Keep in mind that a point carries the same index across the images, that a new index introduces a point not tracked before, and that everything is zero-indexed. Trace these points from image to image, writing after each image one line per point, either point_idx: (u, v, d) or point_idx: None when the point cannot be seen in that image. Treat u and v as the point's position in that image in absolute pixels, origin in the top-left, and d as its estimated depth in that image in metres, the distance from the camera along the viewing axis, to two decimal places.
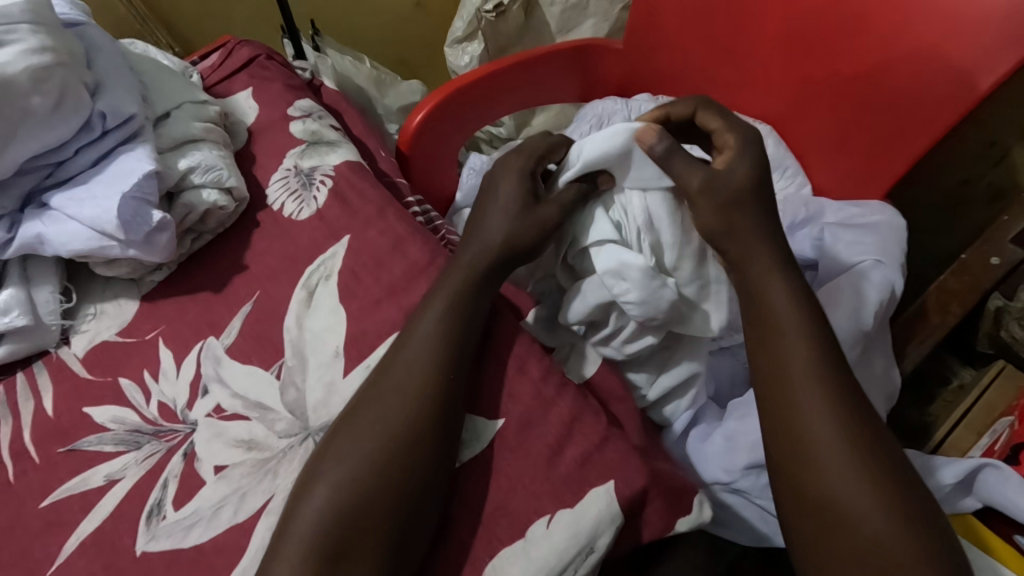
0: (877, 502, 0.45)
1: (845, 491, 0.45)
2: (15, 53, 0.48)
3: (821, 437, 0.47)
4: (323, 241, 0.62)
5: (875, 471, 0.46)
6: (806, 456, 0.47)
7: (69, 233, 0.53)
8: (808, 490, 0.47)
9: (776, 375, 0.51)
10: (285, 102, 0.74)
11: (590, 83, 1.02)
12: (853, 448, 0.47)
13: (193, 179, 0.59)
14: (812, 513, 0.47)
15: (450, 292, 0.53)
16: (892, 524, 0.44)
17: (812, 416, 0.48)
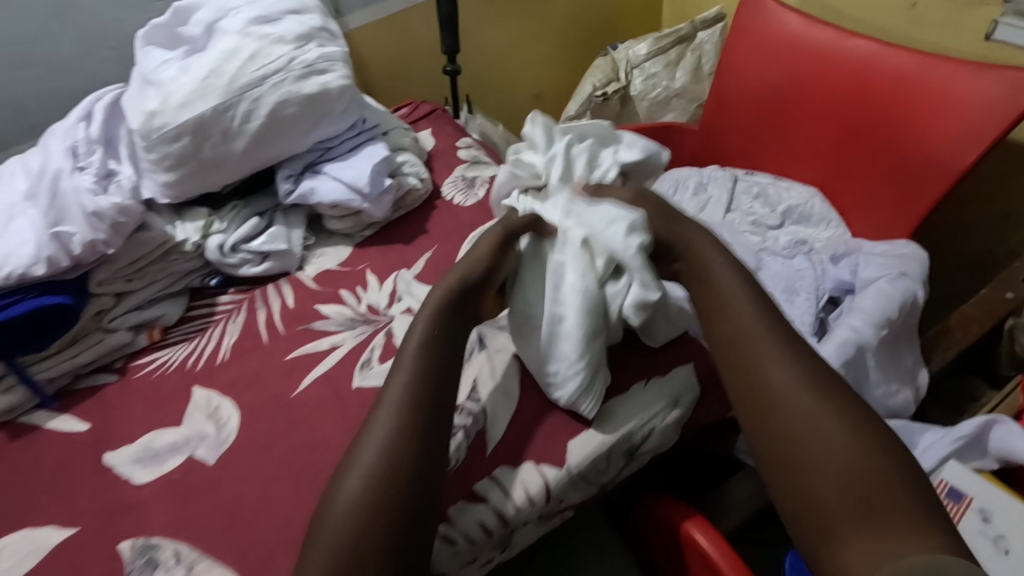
0: (852, 430, 0.54)
1: (818, 428, 0.55)
2: (336, 76, 0.79)
3: (783, 378, 0.58)
4: (483, 217, 0.88)
5: (831, 401, 0.56)
6: (772, 395, 0.58)
7: (333, 188, 0.82)
8: (781, 424, 0.56)
9: (735, 337, 0.62)
10: (455, 138, 1.05)
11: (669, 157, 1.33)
12: (810, 387, 0.57)
13: (404, 169, 0.88)
14: (783, 444, 0.56)
15: None
16: (855, 439, 0.53)
17: (771, 364, 0.60)
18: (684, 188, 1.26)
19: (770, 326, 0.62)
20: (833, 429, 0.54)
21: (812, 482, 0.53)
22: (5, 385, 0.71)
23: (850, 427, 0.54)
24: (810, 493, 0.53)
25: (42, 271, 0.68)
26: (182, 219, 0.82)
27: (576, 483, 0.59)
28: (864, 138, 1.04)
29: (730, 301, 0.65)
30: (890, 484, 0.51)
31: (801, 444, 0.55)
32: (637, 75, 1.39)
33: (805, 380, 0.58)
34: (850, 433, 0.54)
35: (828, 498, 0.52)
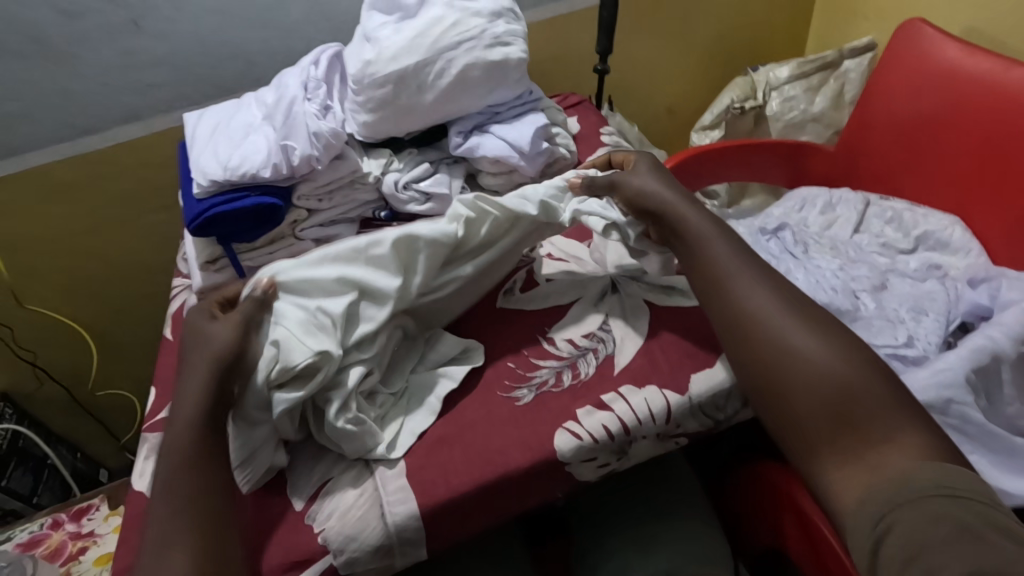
0: (834, 353, 0.58)
1: (804, 354, 0.59)
2: (518, 50, 0.92)
3: (761, 311, 0.62)
4: None
5: (809, 326, 0.61)
6: (755, 323, 0.62)
7: (497, 145, 0.93)
8: (763, 351, 0.61)
9: (715, 277, 0.66)
10: (598, 126, 1.15)
11: (799, 176, 1.35)
12: (790, 314, 0.62)
13: (556, 140, 0.99)
14: (767, 369, 0.60)
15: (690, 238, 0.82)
16: (840, 361, 0.58)
17: (752, 297, 0.64)
18: (809, 207, 1.27)
19: (740, 263, 0.67)
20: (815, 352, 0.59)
21: (802, 400, 0.57)
22: (219, 265, 0.89)
23: (831, 350, 0.59)
24: (798, 411, 0.57)
25: (267, 173, 0.84)
26: (368, 156, 0.97)
27: (695, 411, 0.65)
28: (1003, 173, 1.05)
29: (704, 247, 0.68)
30: (876, 396, 0.56)
31: (788, 368, 0.59)
32: (774, 96, 1.42)
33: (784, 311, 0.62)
34: (831, 356, 0.58)
35: (815, 412, 0.56)
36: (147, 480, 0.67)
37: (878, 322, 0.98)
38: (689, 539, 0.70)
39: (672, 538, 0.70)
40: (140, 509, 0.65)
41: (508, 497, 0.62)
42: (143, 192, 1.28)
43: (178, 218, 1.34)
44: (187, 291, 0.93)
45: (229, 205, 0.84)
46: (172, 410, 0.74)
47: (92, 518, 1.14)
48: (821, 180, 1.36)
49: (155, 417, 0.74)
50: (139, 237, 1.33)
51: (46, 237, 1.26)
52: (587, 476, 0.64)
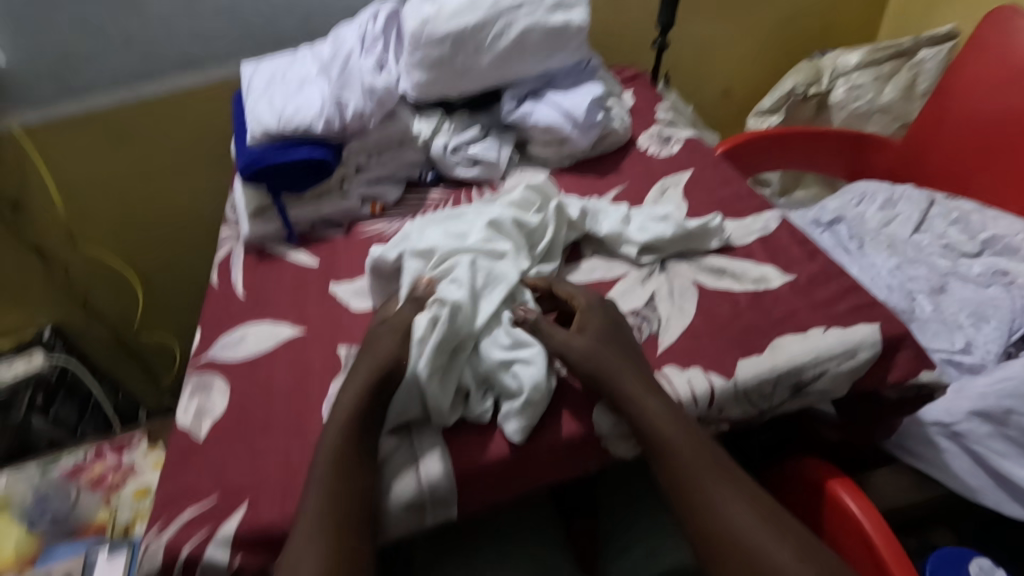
0: (747, 507, 0.54)
1: (721, 501, 0.54)
2: (582, 15, 0.89)
3: (705, 479, 0.55)
4: (675, 168, 0.93)
5: (761, 518, 0.53)
6: (703, 507, 0.54)
7: (550, 113, 0.92)
8: (715, 544, 0.53)
9: (659, 440, 0.57)
10: (653, 102, 1.11)
11: (859, 169, 1.29)
12: (739, 497, 0.54)
13: (612, 112, 0.96)
14: (722, 556, 0.52)
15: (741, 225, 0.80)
16: (751, 518, 0.53)
17: (700, 472, 0.55)
18: (867, 202, 1.21)
19: (683, 425, 0.58)
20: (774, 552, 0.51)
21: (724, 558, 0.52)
22: (267, 216, 0.90)
23: (744, 503, 0.54)
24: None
25: (321, 127, 0.85)
26: (419, 117, 0.96)
27: (739, 397, 0.63)
28: None
29: (642, 403, 0.58)
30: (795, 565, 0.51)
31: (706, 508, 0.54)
32: (840, 83, 1.35)
33: (753, 510, 0.54)
34: (778, 541, 0.52)
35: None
36: (195, 421, 0.68)
37: (934, 325, 0.94)
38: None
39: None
40: (185, 443, 0.66)
41: (543, 467, 0.61)
42: (196, 142, 1.30)
43: (227, 170, 1.36)
44: (233, 240, 0.95)
45: (282, 155, 0.84)
46: (216, 352, 0.76)
47: (132, 452, 1.18)
48: (883, 175, 1.29)
49: (200, 358, 0.76)
50: (188, 187, 1.36)
51: (102, 179, 1.30)
52: (623, 454, 0.63)
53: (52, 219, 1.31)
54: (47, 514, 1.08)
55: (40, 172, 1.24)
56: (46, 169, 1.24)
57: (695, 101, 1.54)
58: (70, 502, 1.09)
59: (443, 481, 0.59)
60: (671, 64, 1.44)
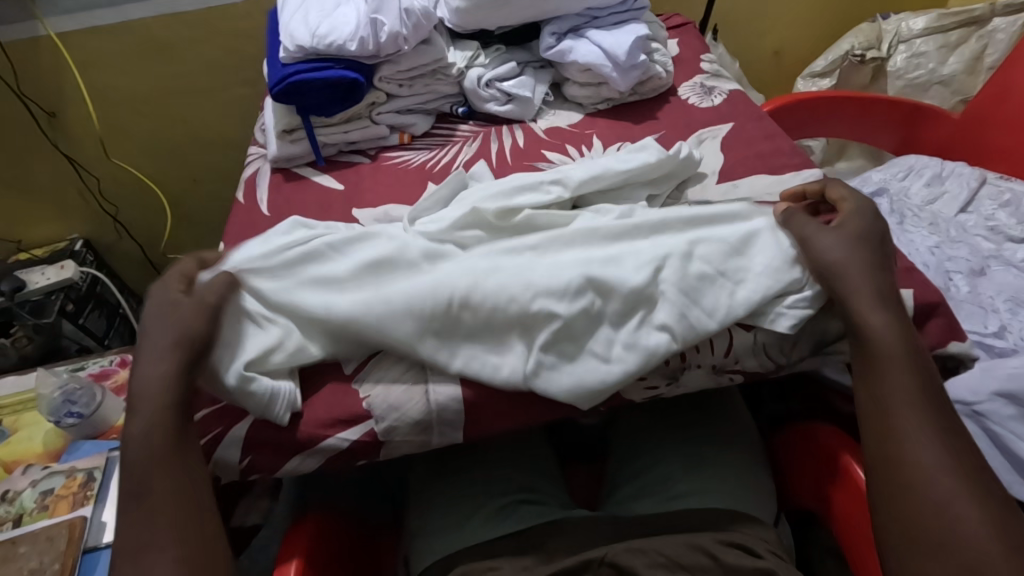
0: (944, 433, 0.51)
1: (915, 417, 0.51)
2: None
3: (904, 389, 0.52)
4: (714, 121, 0.89)
5: (951, 444, 0.50)
6: (893, 432, 0.52)
7: (591, 51, 0.88)
8: (892, 464, 0.51)
9: (884, 360, 0.54)
10: (699, 52, 1.06)
11: (909, 142, 1.23)
12: (943, 434, 0.51)
13: (655, 56, 0.92)
14: (894, 478, 0.50)
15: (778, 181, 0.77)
16: (942, 446, 0.50)
17: (906, 397, 0.52)
18: (914, 177, 1.16)
19: (910, 351, 0.54)
20: (956, 490, 0.48)
21: (902, 463, 0.50)
22: (295, 137, 0.89)
23: (943, 431, 0.51)
24: (911, 549, 0.48)
25: (355, 48, 0.83)
26: (455, 48, 0.93)
27: (757, 349, 0.61)
28: None
29: (871, 319, 0.55)
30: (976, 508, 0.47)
31: (893, 413, 0.52)
32: (901, 50, 1.28)
33: (945, 438, 0.51)
34: (965, 473, 0.49)
35: (913, 518, 0.48)
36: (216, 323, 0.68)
37: (969, 306, 0.90)
38: (734, 480, 0.68)
39: (720, 475, 0.68)
40: None
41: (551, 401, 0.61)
42: (229, 64, 1.29)
43: (259, 95, 1.35)
44: (261, 159, 0.95)
45: (314, 74, 0.83)
46: None
47: None
48: (935, 151, 1.23)
49: None
50: (219, 109, 1.36)
51: (135, 95, 1.30)
52: (633, 397, 0.62)
53: (86, 131, 1.33)
54: (73, 410, 1.09)
55: (75, 82, 1.25)
56: (81, 79, 1.25)
57: (742, 60, 1.47)
58: (95, 402, 1.11)
59: (450, 403, 0.59)
60: (722, 17, 1.37)
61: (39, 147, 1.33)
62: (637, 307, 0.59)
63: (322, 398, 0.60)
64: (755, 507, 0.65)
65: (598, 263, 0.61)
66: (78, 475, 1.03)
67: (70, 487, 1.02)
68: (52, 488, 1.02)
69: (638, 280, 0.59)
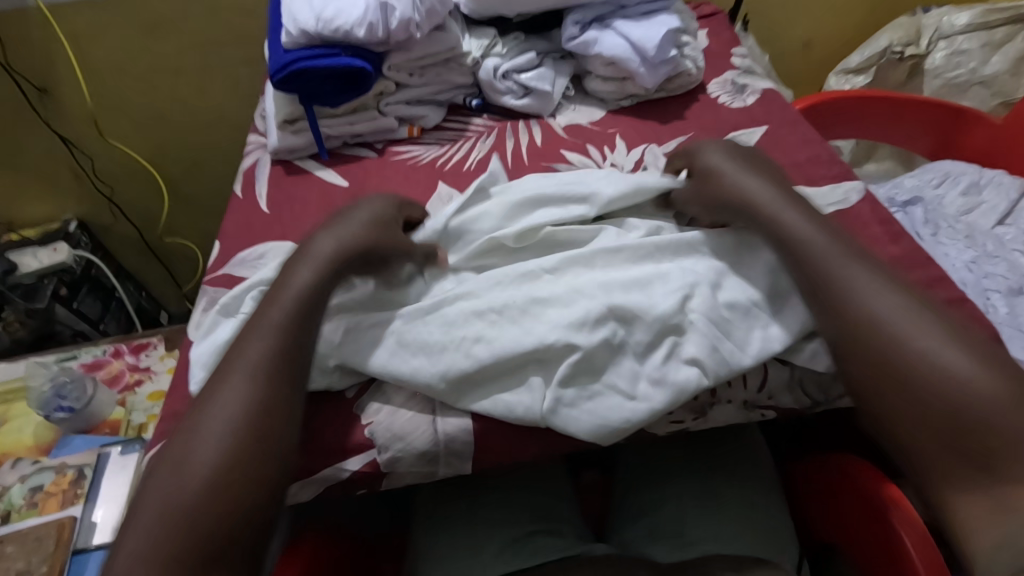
0: (908, 309, 0.50)
1: (872, 303, 0.50)
2: None
3: (853, 276, 0.52)
4: (747, 123, 0.83)
5: (918, 312, 0.49)
6: (859, 335, 0.50)
7: (617, 43, 0.81)
8: (876, 365, 0.48)
9: (822, 267, 0.53)
10: (729, 45, 0.99)
11: (944, 146, 1.16)
12: (914, 314, 0.49)
13: (685, 50, 0.86)
14: (884, 379, 0.48)
15: (817, 194, 0.71)
16: (909, 318, 0.49)
17: (865, 289, 0.51)
18: (949, 184, 1.10)
19: (841, 245, 0.54)
20: (954, 362, 0.46)
21: (883, 356, 0.48)
22: (297, 128, 0.83)
23: (906, 308, 0.50)
24: (929, 445, 0.46)
25: (363, 34, 0.76)
26: (470, 35, 0.87)
27: (793, 384, 0.57)
28: None
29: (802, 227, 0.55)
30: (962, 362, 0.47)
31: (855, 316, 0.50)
32: (941, 47, 1.20)
33: (911, 310, 0.50)
34: (937, 333, 0.48)
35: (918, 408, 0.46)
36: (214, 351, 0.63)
37: (1007, 329, 0.85)
38: (756, 523, 0.64)
39: (741, 515, 0.64)
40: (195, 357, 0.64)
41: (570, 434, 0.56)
42: (228, 41, 1.22)
43: (260, 76, 1.28)
44: (261, 149, 0.89)
45: (318, 61, 0.76)
46: (234, 268, 0.72)
47: (149, 355, 1.19)
48: (972, 157, 1.16)
49: (217, 271, 0.72)
50: (218, 89, 1.29)
51: (129, 72, 1.23)
52: (657, 431, 0.57)
53: (79, 108, 1.26)
54: (63, 403, 1.05)
55: (67, 57, 1.19)
56: (73, 54, 1.19)
57: (771, 51, 1.39)
58: (86, 396, 1.07)
59: (462, 434, 0.55)
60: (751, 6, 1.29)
61: (30, 124, 1.27)
62: (663, 336, 0.55)
63: (323, 425, 0.56)
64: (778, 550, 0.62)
65: (622, 289, 0.56)
66: (69, 472, 1.00)
67: (61, 484, 0.99)
68: (41, 484, 0.99)
69: (664, 307, 0.55)
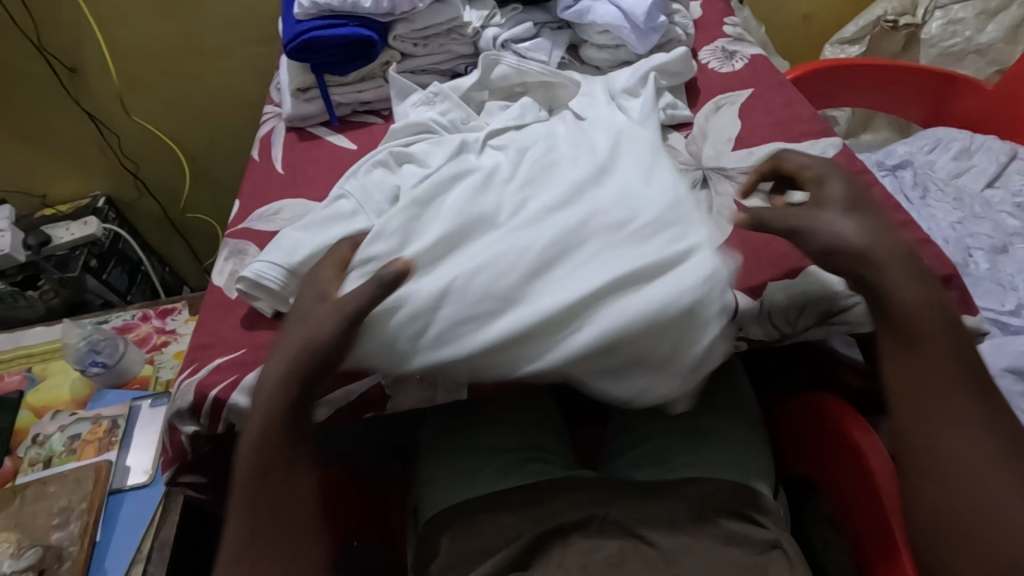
0: (979, 417, 0.47)
1: (951, 398, 0.47)
2: None
3: (937, 367, 0.48)
4: (734, 86, 0.87)
5: (995, 428, 0.46)
6: (933, 425, 0.47)
7: (609, 11, 0.86)
8: (978, 541, 0.44)
9: (929, 351, 0.48)
10: (722, 14, 1.03)
11: (939, 113, 1.19)
12: (992, 429, 0.46)
13: (675, 18, 0.90)
14: (937, 477, 0.46)
15: (795, 150, 0.75)
16: (978, 433, 0.46)
17: (946, 385, 0.48)
18: (940, 150, 1.13)
19: (969, 392, 0.48)
20: (1004, 482, 0.45)
21: (940, 445, 0.47)
22: (310, 96, 0.89)
23: (977, 416, 0.47)
24: (955, 542, 0.46)
25: (369, 5, 0.82)
26: (471, 7, 0.91)
27: (762, 317, 0.62)
28: None
29: (899, 296, 0.49)
30: (1013, 488, 0.45)
31: (930, 401, 0.48)
32: (937, 16, 1.22)
33: (988, 424, 0.47)
34: (1001, 454, 0.46)
35: (945, 514, 0.46)
36: (263, 294, 0.65)
37: (986, 283, 0.89)
38: (738, 456, 0.68)
39: (727, 450, 0.69)
40: (219, 300, 0.70)
41: None
42: (244, 21, 1.28)
43: (275, 54, 1.34)
44: (276, 118, 0.95)
45: (327, 30, 0.82)
46: (253, 222, 0.78)
47: (175, 319, 1.26)
48: (965, 123, 1.19)
49: (237, 226, 0.79)
50: (235, 68, 1.36)
51: (152, 52, 1.30)
52: None
53: (106, 88, 1.34)
54: (97, 358, 1.13)
55: (95, 37, 1.26)
56: (101, 36, 1.26)
57: (770, 24, 1.42)
58: (118, 353, 1.15)
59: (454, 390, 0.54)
60: None
61: (60, 103, 1.35)
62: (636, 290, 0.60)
63: None
64: (754, 478, 0.67)
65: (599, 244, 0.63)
66: (103, 422, 1.08)
67: (97, 432, 1.07)
68: (78, 433, 1.07)
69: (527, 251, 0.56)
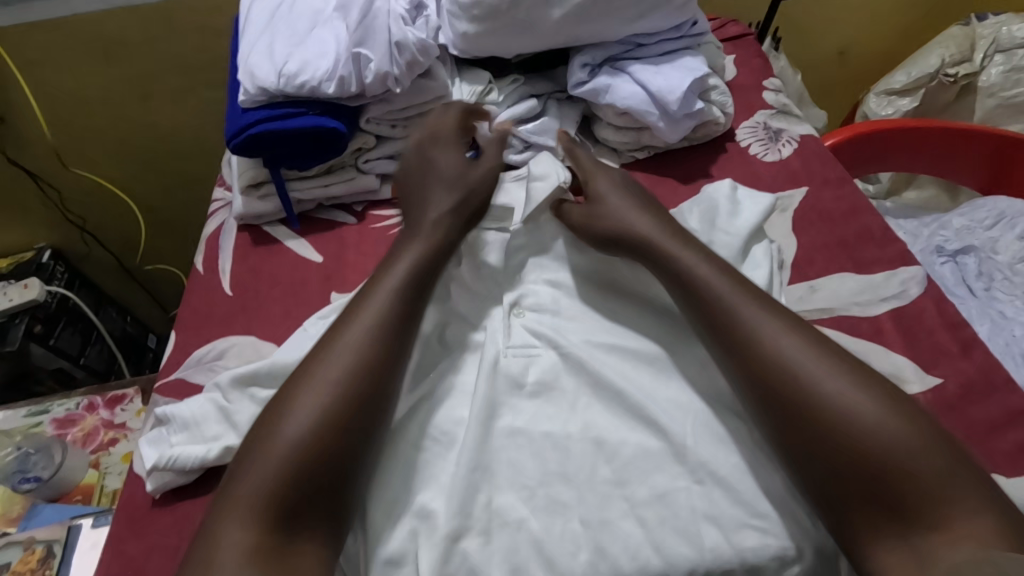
0: (777, 319, 0.50)
1: (751, 315, 0.50)
2: None
3: (736, 300, 0.51)
4: (783, 182, 0.71)
5: (789, 329, 0.50)
6: (743, 342, 0.50)
7: (632, 92, 0.69)
8: (822, 441, 0.44)
9: (733, 338, 0.50)
10: (762, 75, 0.86)
11: (996, 180, 1.04)
12: (783, 328, 0.50)
13: (713, 95, 0.73)
14: (768, 382, 0.47)
15: (866, 287, 0.61)
16: (782, 341, 0.49)
17: (741, 309, 0.51)
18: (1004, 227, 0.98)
19: (761, 307, 0.51)
20: (822, 378, 0.46)
21: (760, 357, 0.48)
22: (264, 192, 0.73)
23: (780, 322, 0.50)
24: (799, 457, 0.45)
25: (333, 89, 0.65)
26: (461, 79, 0.75)
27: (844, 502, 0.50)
28: None
29: (704, 278, 0.54)
30: (825, 373, 0.46)
31: (729, 319, 0.51)
32: (997, 62, 1.06)
33: (787, 326, 0.50)
34: (809, 353, 0.48)
35: (786, 422, 0.46)
36: (187, 482, 0.55)
37: None
38: None
39: None
40: (140, 497, 0.56)
41: None
42: (197, 63, 1.11)
43: None
44: (227, 210, 0.79)
45: (280, 122, 0.65)
46: (190, 370, 0.63)
47: (125, 409, 1.11)
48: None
49: (170, 375, 0.64)
50: (186, 110, 1.18)
51: (90, 96, 1.13)
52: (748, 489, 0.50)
53: (36, 137, 1.16)
54: (28, 475, 0.99)
55: (18, 83, 1.08)
56: (23, 79, 1.08)
57: (802, 60, 1.25)
58: (54, 463, 1.00)
59: None
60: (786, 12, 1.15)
61: None
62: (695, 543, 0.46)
63: None
64: None
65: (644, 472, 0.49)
66: (37, 548, 0.89)
67: (29, 562, 0.88)
68: (7, 561, 0.88)
69: (574, 572, 0.45)
